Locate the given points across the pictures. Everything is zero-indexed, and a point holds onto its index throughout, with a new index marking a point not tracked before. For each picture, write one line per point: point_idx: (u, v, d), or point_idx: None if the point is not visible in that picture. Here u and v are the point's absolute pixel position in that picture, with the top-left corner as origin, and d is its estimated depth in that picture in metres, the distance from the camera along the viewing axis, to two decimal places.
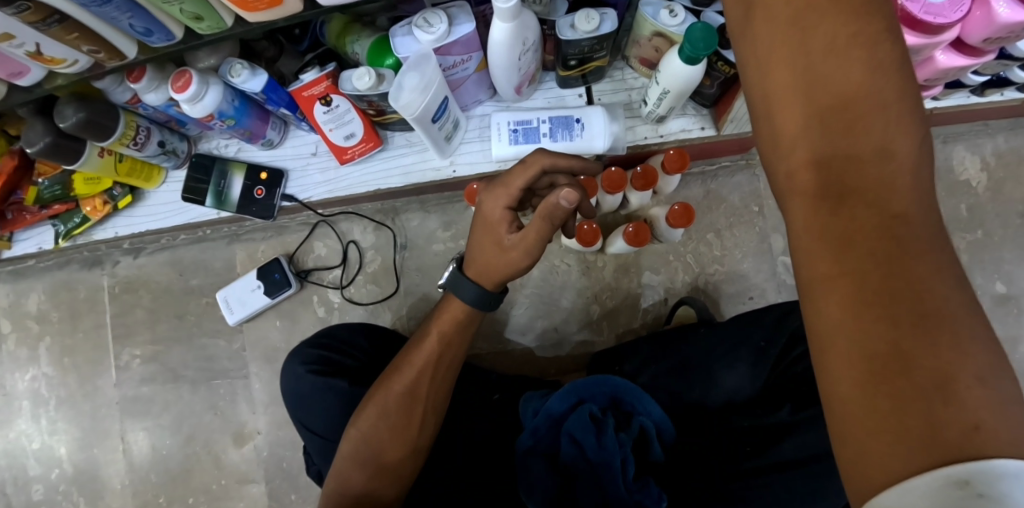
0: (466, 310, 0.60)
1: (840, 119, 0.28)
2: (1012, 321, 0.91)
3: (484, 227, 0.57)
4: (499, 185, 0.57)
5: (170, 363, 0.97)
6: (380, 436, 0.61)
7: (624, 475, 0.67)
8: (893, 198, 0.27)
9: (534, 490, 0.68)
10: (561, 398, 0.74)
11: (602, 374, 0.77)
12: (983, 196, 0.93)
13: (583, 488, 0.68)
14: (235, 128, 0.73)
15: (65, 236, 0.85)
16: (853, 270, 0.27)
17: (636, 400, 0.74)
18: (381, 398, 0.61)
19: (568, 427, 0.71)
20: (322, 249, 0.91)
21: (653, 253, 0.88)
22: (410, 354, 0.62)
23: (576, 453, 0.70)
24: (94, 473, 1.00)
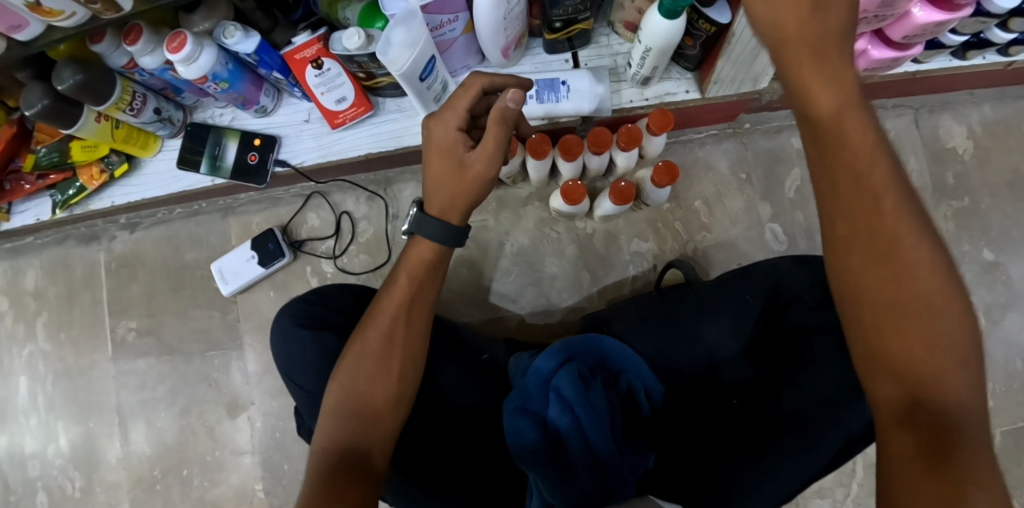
0: (435, 249, 0.63)
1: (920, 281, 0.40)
2: (999, 288, 0.92)
3: (439, 151, 0.60)
4: (445, 110, 0.61)
5: (166, 336, 0.97)
6: (365, 386, 0.61)
7: (612, 429, 0.70)
8: (934, 316, 0.39)
9: (524, 450, 0.69)
10: (549, 356, 0.75)
11: (588, 333, 0.79)
12: (971, 164, 0.93)
13: (573, 448, 0.69)
14: (229, 92, 0.75)
15: (62, 206, 0.86)
16: (913, 433, 0.38)
17: (623, 358, 0.76)
18: (363, 349, 0.62)
19: (557, 385, 0.72)
20: (315, 220, 0.92)
21: (643, 220, 0.89)
22: (383, 304, 0.64)
23: (565, 411, 0.70)
24: (91, 447, 1.01)
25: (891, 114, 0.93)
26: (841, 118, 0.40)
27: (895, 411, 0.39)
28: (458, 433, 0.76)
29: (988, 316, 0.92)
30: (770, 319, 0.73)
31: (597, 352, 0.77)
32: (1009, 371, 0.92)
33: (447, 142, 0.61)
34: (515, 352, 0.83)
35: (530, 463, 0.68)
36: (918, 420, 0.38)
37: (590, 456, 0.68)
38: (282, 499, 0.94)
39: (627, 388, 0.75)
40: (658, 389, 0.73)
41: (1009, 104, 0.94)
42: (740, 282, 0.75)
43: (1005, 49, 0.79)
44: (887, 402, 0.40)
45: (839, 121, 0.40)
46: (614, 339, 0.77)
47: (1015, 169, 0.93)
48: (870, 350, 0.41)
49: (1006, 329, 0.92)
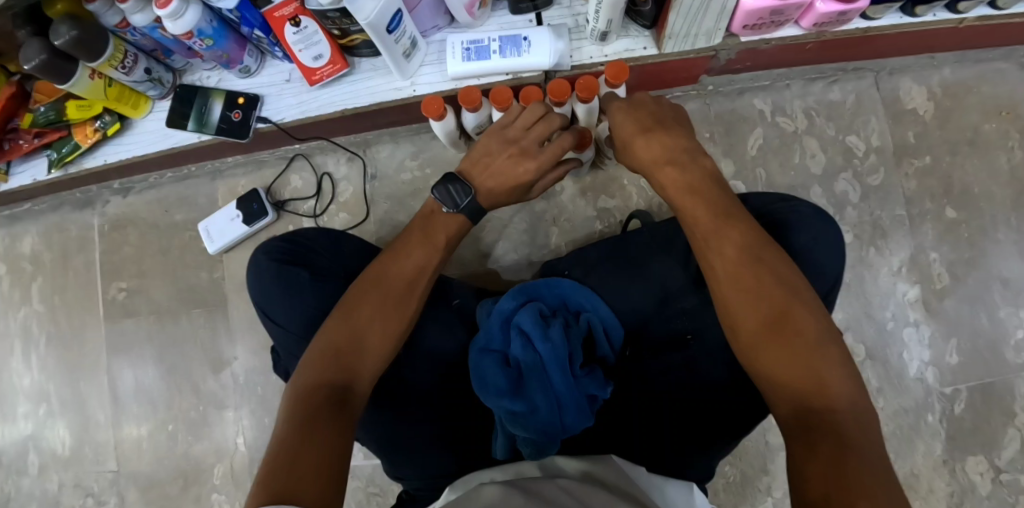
0: (461, 222, 0.69)
1: (778, 314, 0.51)
2: (962, 244, 0.94)
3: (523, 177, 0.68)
4: (552, 151, 0.68)
5: (155, 296, 1.02)
6: (368, 341, 0.59)
7: (571, 363, 0.74)
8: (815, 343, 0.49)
9: (486, 383, 0.72)
10: (511, 296, 0.79)
11: (548, 278, 0.83)
12: (930, 123, 0.96)
13: (532, 380, 0.73)
14: (213, 49, 0.79)
15: (58, 164, 0.91)
16: (805, 439, 0.45)
17: (581, 297, 0.80)
18: (361, 305, 0.61)
19: (518, 321, 0.76)
20: (298, 182, 0.97)
21: (609, 177, 0.93)
22: (385, 267, 0.64)
23: (526, 345, 0.74)
24: (80, 406, 1.04)
25: (852, 77, 0.96)
26: (758, 257, 0.55)
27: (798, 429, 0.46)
28: (432, 374, 0.79)
29: (952, 272, 0.93)
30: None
31: (560, 293, 0.81)
32: (974, 326, 0.93)
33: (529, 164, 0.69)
34: (483, 298, 0.86)
35: (493, 395, 0.71)
36: (816, 433, 0.44)
37: (549, 390, 0.72)
38: (263, 452, 0.97)
39: (586, 326, 0.78)
40: (615, 327, 0.78)
41: (968, 67, 0.96)
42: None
43: (953, 5, 0.81)
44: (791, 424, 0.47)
45: (759, 263, 0.55)
46: (571, 281, 0.81)
47: (975, 129, 0.96)
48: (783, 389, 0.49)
49: (969, 284, 0.94)
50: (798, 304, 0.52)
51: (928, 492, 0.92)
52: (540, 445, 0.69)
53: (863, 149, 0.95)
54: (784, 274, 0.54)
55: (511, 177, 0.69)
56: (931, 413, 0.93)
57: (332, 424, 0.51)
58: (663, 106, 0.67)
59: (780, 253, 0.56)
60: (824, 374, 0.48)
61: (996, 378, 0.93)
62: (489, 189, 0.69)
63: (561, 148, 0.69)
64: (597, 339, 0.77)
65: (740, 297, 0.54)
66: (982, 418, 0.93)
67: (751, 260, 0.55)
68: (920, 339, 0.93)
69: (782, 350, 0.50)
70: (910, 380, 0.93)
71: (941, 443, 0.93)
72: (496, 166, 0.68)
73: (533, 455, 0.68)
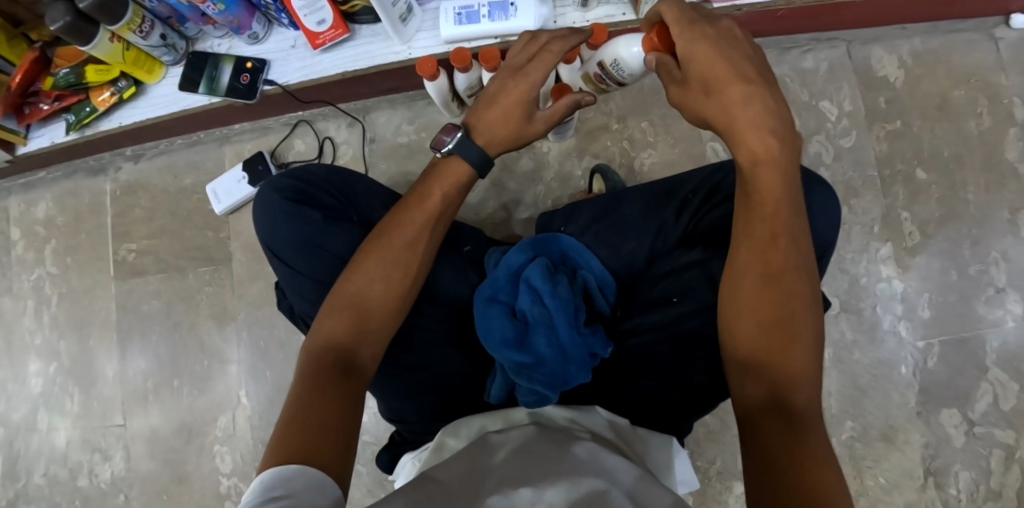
0: (468, 173, 0.68)
1: (775, 293, 0.50)
2: (933, 205, 0.98)
3: (514, 98, 0.68)
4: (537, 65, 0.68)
5: (163, 255, 1.07)
6: (365, 322, 0.60)
7: (576, 317, 0.80)
8: (796, 335, 0.48)
9: (491, 332, 0.77)
10: (520, 251, 0.84)
11: (548, 234, 0.88)
12: (901, 90, 1.01)
13: (537, 332, 0.77)
14: (225, 14, 0.85)
15: (75, 126, 0.98)
16: (774, 421, 0.43)
17: (580, 254, 0.85)
18: (367, 285, 0.62)
19: (528, 276, 0.81)
20: (301, 146, 1.03)
21: (594, 139, 0.98)
22: (393, 256, 0.64)
23: (534, 300, 0.79)
24: (89, 363, 1.09)
25: (826, 46, 1.02)
26: (783, 263, 0.51)
27: (763, 406, 0.45)
28: (432, 319, 0.82)
29: (923, 230, 0.98)
30: (707, 205, 0.78)
31: (560, 250, 0.86)
32: (946, 282, 0.97)
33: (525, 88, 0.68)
34: (488, 248, 0.92)
35: (497, 343, 0.76)
36: (786, 419, 0.43)
37: (554, 343, 0.76)
38: (263, 405, 1.02)
39: (582, 285, 0.84)
40: (609, 283, 0.84)
41: (938, 37, 1.02)
42: (687, 181, 0.81)
43: None
44: (755, 401, 0.46)
45: (781, 274, 0.50)
46: (571, 238, 0.86)
47: (944, 95, 1.01)
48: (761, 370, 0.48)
49: (940, 242, 0.98)
50: (801, 322, 0.49)
51: (903, 443, 0.95)
52: (542, 395, 0.73)
53: (836, 114, 1.00)
54: (801, 294, 0.50)
55: (505, 96, 0.68)
56: (905, 366, 0.96)
57: (320, 418, 0.51)
58: (756, 52, 0.55)
59: (808, 265, 0.52)
60: (800, 382, 0.46)
61: (968, 333, 0.96)
62: (484, 122, 0.68)
63: (547, 60, 0.68)
64: (594, 296, 0.84)
65: (747, 293, 0.51)
66: (955, 372, 0.96)
67: (774, 261, 0.51)
68: (892, 294, 0.97)
69: (768, 358, 0.48)
70: (883, 333, 0.97)
71: (915, 396, 0.96)
72: (492, 89, 0.69)
73: (532, 404, 0.72)
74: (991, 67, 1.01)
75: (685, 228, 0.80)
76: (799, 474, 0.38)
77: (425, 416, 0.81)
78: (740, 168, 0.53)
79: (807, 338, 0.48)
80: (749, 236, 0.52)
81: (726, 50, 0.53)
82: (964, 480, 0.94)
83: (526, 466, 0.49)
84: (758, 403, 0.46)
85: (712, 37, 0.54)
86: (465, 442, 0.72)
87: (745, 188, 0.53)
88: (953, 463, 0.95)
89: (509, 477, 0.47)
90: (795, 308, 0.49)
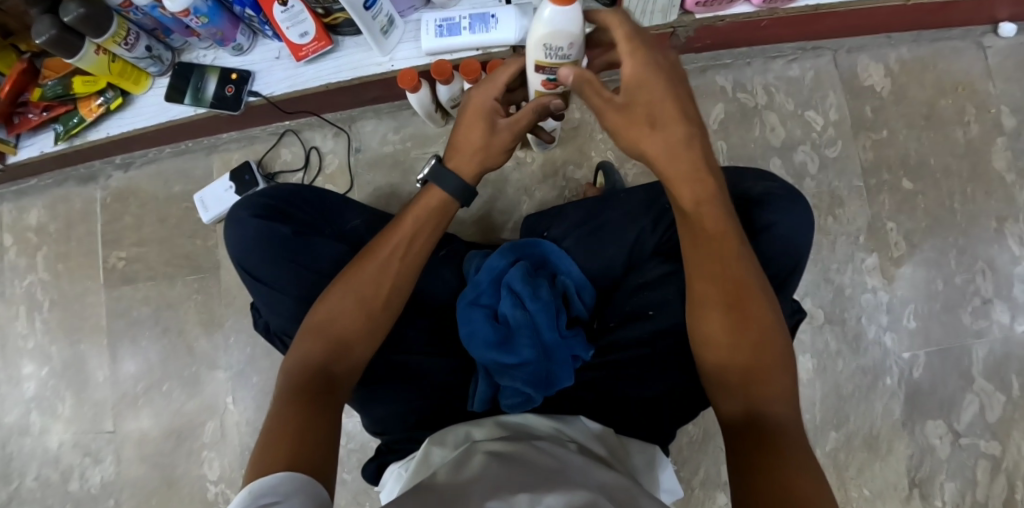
0: (443, 199, 0.66)
1: (741, 310, 0.51)
2: (920, 214, 0.98)
3: (472, 113, 0.66)
4: (488, 81, 0.67)
5: (151, 262, 1.08)
6: (348, 335, 0.61)
7: (557, 321, 0.81)
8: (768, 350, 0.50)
9: (474, 335, 0.78)
10: (502, 255, 0.85)
11: (531, 239, 0.88)
12: (887, 98, 1.01)
13: (519, 336, 0.78)
14: (208, 27, 0.86)
15: (64, 136, 0.99)
16: (750, 436, 0.46)
17: (559, 259, 0.86)
18: (348, 299, 0.62)
19: (509, 281, 0.82)
20: (288, 155, 1.04)
21: (578, 149, 0.98)
22: (364, 281, 0.63)
23: (516, 304, 0.80)
24: (79, 368, 1.10)
25: (812, 55, 1.01)
26: (740, 285, 0.52)
27: (742, 421, 0.47)
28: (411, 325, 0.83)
29: (911, 240, 0.97)
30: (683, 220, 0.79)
31: (540, 254, 0.87)
32: (932, 292, 0.97)
33: (483, 106, 0.67)
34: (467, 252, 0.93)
35: (480, 347, 0.77)
36: (762, 434, 0.45)
37: (537, 345, 0.78)
38: (250, 412, 1.02)
39: (562, 289, 0.84)
40: (587, 287, 0.84)
41: (925, 45, 1.01)
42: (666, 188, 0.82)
43: None
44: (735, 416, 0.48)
45: (745, 295, 0.52)
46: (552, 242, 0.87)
47: (931, 104, 1.00)
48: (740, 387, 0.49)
49: (926, 252, 0.97)
50: (770, 338, 0.50)
51: (888, 454, 0.95)
52: (528, 396, 0.74)
53: (821, 123, 1.00)
54: (766, 311, 0.52)
55: (467, 112, 0.67)
56: (890, 377, 0.96)
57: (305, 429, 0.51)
58: (674, 62, 0.56)
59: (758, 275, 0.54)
60: (774, 394, 0.48)
61: (954, 344, 0.96)
62: (454, 148, 0.67)
63: (508, 71, 0.68)
64: (572, 300, 0.83)
65: (709, 320, 0.52)
66: (941, 382, 0.96)
67: (734, 289, 0.52)
68: (879, 305, 0.97)
69: (742, 376, 0.50)
70: (868, 344, 0.96)
71: (900, 406, 0.96)
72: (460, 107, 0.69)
73: (518, 406, 0.73)
74: (978, 75, 1.00)
75: (662, 238, 0.80)
76: (776, 490, 0.40)
77: (405, 425, 0.78)
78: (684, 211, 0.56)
79: (776, 353, 0.50)
80: (703, 264, 0.54)
81: (673, 85, 0.55)
82: (949, 491, 0.93)
83: (516, 473, 0.48)
84: (737, 418, 0.48)
85: (670, 79, 0.55)
86: (452, 450, 0.67)
87: (692, 220, 0.55)
88: (938, 473, 0.94)
89: (499, 483, 0.46)
90: (762, 324, 0.51)
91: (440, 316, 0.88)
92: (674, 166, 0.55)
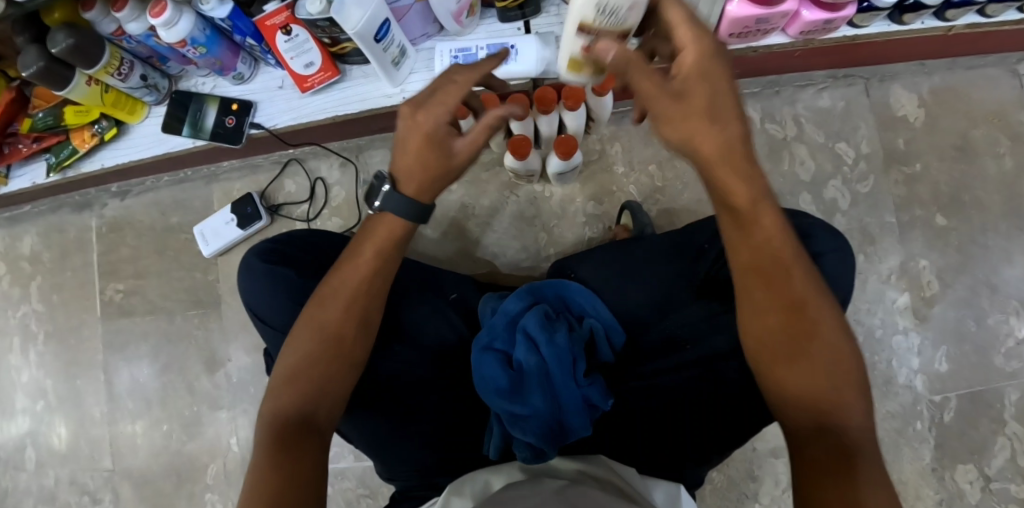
0: (404, 225, 0.58)
1: (796, 320, 0.46)
2: (954, 252, 0.94)
3: (420, 140, 0.54)
4: (434, 99, 0.54)
5: (151, 296, 1.04)
6: (319, 363, 0.56)
7: (574, 369, 0.72)
8: (828, 364, 0.45)
9: (484, 383, 0.71)
10: (518, 298, 0.78)
11: (554, 279, 0.81)
12: (920, 129, 0.96)
13: (532, 385, 0.71)
14: (206, 57, 0.80)
15: (56, 168, 0.93)
16: (817, 455, 0.43)
17: (585, 301, 0.78)
18: (317, 327, 0.57)
19: (523, 324, 0.74)
20: (292, 186, 0.99)
21: (597, 184, 0.94)
22: (331, 318, 0.58)
23: (530, 349, 0.72)
24: (77, 403, 1.05)
25: (841, 84, 0.97)
26: (791, 273, 0.47)
27: (807, 436, 0.44)
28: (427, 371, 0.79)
29: (944, 279, 0.94)
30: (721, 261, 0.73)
31: (564, 294, 0.80)
32: (963, 333, 0.93)
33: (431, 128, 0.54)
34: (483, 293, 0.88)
35: (489, 396, 0.70)
36: (833, 458, 0.42)
37: (549, 393, 0.71)
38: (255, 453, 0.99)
39: (589, 331, 0.76)
40: (618, 332, 0.76)
41: (958, 74, 0.97)
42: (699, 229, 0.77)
43: (941, 13, 0.81)
44: (800, 428, 0.45)
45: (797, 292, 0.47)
46: (577, 283, 0.80)
47: (965, 135, 0.96)
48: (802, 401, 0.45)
49: (958, 291, 0.93)
50: (827, 341, 0.46)
51: (916, 500, 0.91)
52: (538, 450, 0.67)
53: (852, 156, 0.96)
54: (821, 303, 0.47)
55: (409, 139, 0.55)
56: (920, 421, 0.92)
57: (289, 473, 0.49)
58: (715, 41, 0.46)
59: (805, 261, 0.48)
60: (846, 401, 0.44)
61: (986, 387, 0.92)
62: (403, 172, 0.56)
63: (451, 92, 0.54)
64: (599, 345, 0.75)
65: (763, 330, 0.47)
66: (971, 426, 0.92)
67: (781, 288, 0.47)
68: (908, 347, 0.93)
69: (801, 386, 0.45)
70: (898, 387, 0.93)
71: (929, 451, 0.92)
72: (398, 130, 0.56)
73: (530, 459, 0.67)
74: (1013, 105, 0.96)
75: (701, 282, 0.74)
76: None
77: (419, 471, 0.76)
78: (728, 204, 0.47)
79: (833, 354, 0.46)
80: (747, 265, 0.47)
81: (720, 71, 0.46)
82: None
83: None
84: (801, 431, 0.45)
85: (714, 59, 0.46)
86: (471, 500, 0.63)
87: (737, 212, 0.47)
88: None
89: None
90: (813, 320, 0.46)
91: (457, 363, 0.82)
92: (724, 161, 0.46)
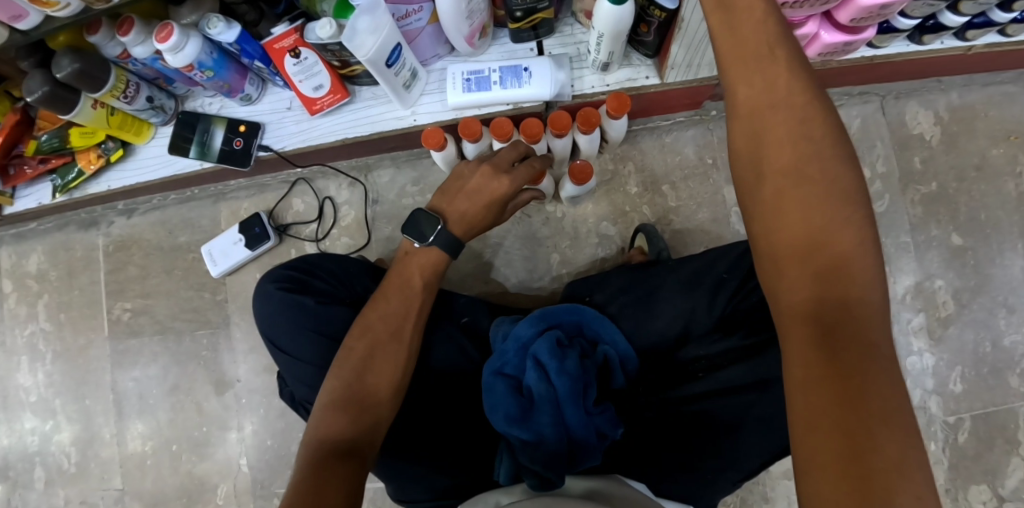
0: (440, 256, 0.71)
1: (818, 216, 0.42)
2: (970, 272, 0.93)
3: (495, 200, 0.73)
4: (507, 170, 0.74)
5: (159, 315, 1.03)
6: (368, 383, 0.62)
7: (586, 397, 0.69)
8: (846, 266, 0.41)
9: (494, 409, 0.68)
10: (530, 323, 0.75)
11: (570, 302, 0.79)
12: (937, 148, 0.96)
13: (541, 408, 0.67)
14: (214, 80, 0.79)
15: (62, 189, 0.93)
16: (810, 330, 0.39)
17: (601, 327, 0.76)
18: (364, 359, 0.63)
19: (533, 351, 0.71)
20: (300, 205, 0.99)
21: (609, 204, 0.93)
22: (378, 341, 0.65)
23: (540, 377, 0.68)
24: (86, 422, 1.05)
25: (857, 102, 0.97)
26: (821, 175, 0.43)
27: (802, 312, 0.40)
28: (441, 394, 0.79)
29: (960, 300, 0.93)
30: (746, 287, 0.70)
31: (578, 319, 0.78)
32: (978, 355, 0.92)
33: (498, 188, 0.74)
34: (496, 316, 0.86)
35: (499, 422, 0.68)
36: (832, 330, 0.38)
37: (559, 422, 0.67)
38: (266, 474, 0.98)
39: (603, 357, 0.74)
40: (632, 359, 0.74)
41: (976, 91, 0.96)
42: (723, 254, 0.72)
43: (961, 33, 0.80)
44: (796, 305, 0.41)
45: (813, 165, 0.43)
46: (592, 309, 0.78)
47: (982, 154, 0.95)
48: (805, 309, 0.41)
49: (973, 311, 0.93)
50: (848, 246, 0.41)
51: None
52: (545, 476, 0.64)
53: (868, 175, 0.96)
54: (841, 176, 0.43)
55: (485, 192, 0.73)
56: (934, 442, 0.92)
57: (342, 480, 0.53)
58: None
59: (853, 159, 0.44)
60: (863, 318, 0.39)
61: (1000, 407, 0.91)
62: (462, 214, 0.72)
63: (530, 168, 0.75)
64: (613, 372, 0.73)
65: (780, 221, 0.43)
66: (985, 446, 0.91)
67: (798, 162, 0.44)
68: (923, 368, 0.93)
69: (805, 262, 0.42)
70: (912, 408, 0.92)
71: (943, 472, 0.91)
72: (473, 182, 0.73)
73: (535, 488, 0.64)
74: None
75: (725, 311, 0.70)
76: (855, 419, 0.34)
77: (432, 494, 0.74)
78: (756, 87, 0.45)
79: (852, 237, 0.41)
80: (772, 162, 0.45)
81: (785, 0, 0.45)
82: None
83: None
84: (796, 308, 0.41)
85: None
86: None
87: (763, 99, 0.45)
88: None
89: None
90: (836, 227, 0.42)
91: (466, 389, 0.80)
92: (761, 62, 0.45)
